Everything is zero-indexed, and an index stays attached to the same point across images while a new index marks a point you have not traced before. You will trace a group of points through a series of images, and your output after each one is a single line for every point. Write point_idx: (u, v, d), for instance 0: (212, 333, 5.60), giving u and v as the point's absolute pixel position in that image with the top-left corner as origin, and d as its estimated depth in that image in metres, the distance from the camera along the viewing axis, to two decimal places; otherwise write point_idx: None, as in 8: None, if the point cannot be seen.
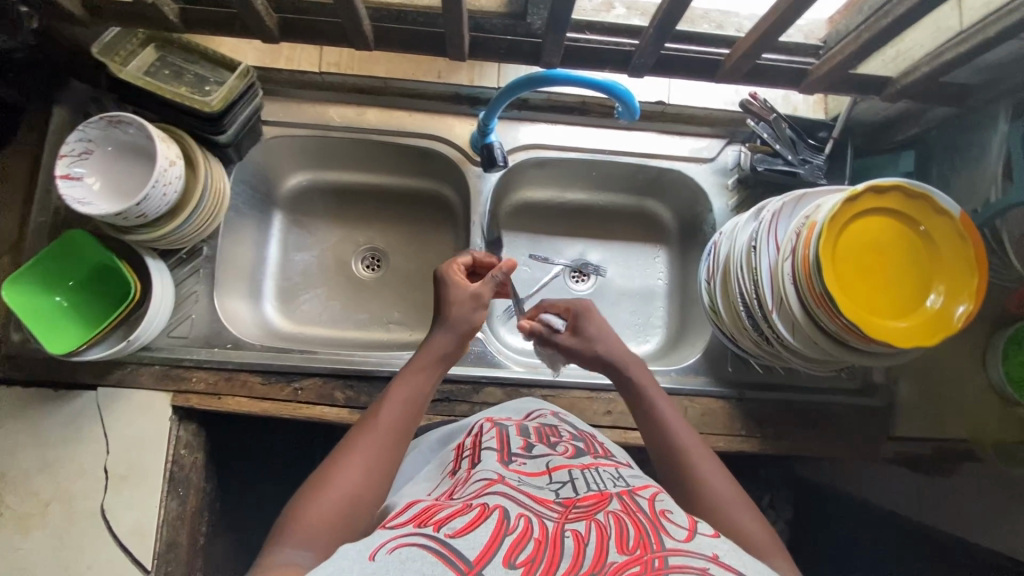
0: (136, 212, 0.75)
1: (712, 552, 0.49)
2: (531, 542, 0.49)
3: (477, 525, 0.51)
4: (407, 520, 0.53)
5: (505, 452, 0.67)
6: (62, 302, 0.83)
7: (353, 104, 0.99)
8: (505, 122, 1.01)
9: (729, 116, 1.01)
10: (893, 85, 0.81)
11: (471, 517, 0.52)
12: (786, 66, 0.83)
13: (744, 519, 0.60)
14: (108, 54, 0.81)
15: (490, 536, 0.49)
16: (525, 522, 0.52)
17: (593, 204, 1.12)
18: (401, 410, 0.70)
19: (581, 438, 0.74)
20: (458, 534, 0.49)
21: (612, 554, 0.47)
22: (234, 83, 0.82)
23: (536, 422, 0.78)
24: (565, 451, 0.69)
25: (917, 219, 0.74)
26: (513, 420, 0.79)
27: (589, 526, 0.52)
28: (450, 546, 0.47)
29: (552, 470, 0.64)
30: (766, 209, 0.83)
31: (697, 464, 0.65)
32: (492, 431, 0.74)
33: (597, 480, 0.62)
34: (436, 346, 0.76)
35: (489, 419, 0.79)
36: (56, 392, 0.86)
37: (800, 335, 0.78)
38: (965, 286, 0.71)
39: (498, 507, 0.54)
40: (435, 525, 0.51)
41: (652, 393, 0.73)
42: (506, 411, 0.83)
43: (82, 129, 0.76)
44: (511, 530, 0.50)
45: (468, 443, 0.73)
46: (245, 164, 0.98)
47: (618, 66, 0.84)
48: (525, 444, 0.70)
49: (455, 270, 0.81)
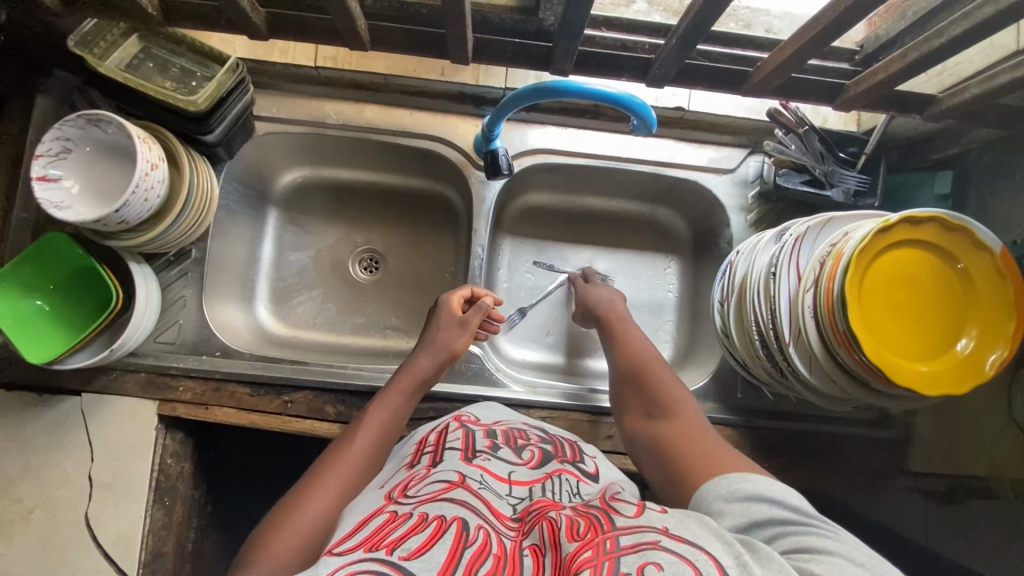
0: (116, 220, 0.71)
1: (662, 525, 0.48)
2: (490, 559, 0.46)
3: (433, 544, 0.47)
4: (357, 544, 0.47)
5: (469, 450, 0.64)
6: (44, 307, 0.80)
7: (350, 100, 0.93)
8: (513, 125, 0.95)
9: (753, 125, 0.95)
10: (937, 104, 0.75)
11: (427, 536, 0.48)
12: (821, 80, 0.76)
13: (668, 394, 0.70)
14: (86, 47, 0.75)
15: (449, 552, 0.46)
16: (485, 534, 0.49)
17: (603, 210, 1.07)
18: (376, 432, 0.68)
19: (549, 441, 0.70)
20: (414, 557, 0.45)
21: (566, 544, 0.46)
22: (221, 79, 0.76)
23: (504, 427, 0.72)
24: (531, 460, 0.64)
25: (956, 256, 0.68)
26: (482, 424, 0.72)
27: (542, 530, 0.49)
28: (406, 570, 0.43)
29: (513, 480, 0.60)
30: (789, 232, 0.77)
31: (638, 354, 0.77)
32: (458, 432, 0.68)
33: (555, 491, 0.59)
34: (416, 370, 0.76)
35: (457, 418, 0.72)
36: (40, 397, 0.83)
37: (817, 371, 0.72)
38: (999, 332, 0.66)
39: (455, 519, 0.50)
40: (388, 548, 0.46)
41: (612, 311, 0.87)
42: (477, 413, 0.76)
43: (59, 128, 0.72)
44: (470, 542, 0.47)
45: (432, 439, 0.68)
46: (236, 161, 0.93)
47: (636, 73, 0.78)
48: (491, 443, 0.66)
49: (456, 300, 0.84)
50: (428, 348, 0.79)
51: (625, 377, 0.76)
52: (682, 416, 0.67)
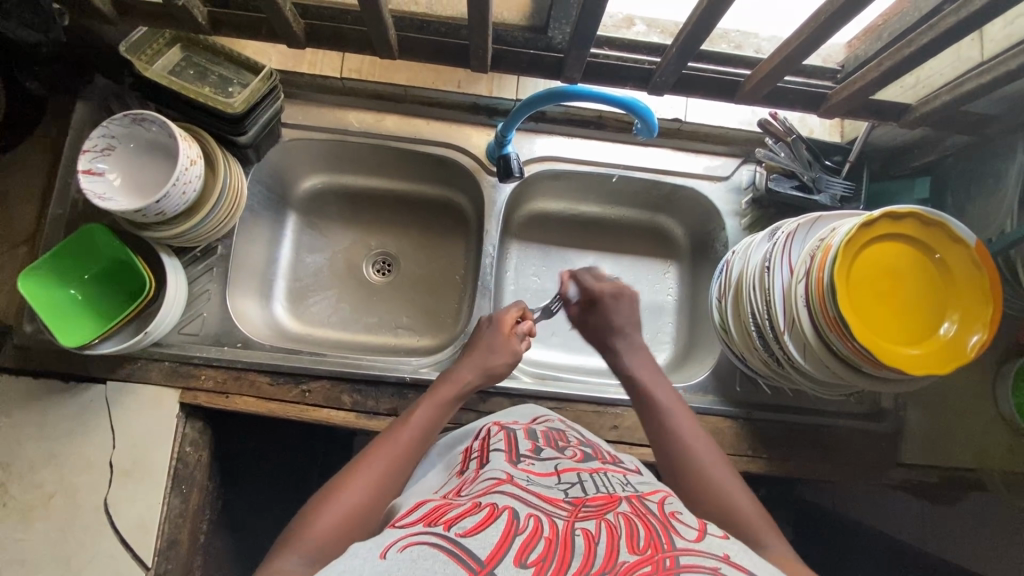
0: (155, 211, 0.76)
1: (723, 553, 0.47)
2: (542, 542, 0.45)
3: (486, 525, 0.47)
4: (417, 519, 0.50)
5: (514, 453, 0.63)
6: (77, 296, 0.84)
7: (372, 110, 1.00)
8: (522, 134, 1.02)
9: (745, 136, 1.02)
10: (912, 113, 0.83)
11: (481, 517, 0.48)
12: (805, 89, 0.84)
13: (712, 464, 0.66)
14: (134, 53, 0.82)
15: (500, 535, 0.46)
16: (535, 521, 0.48)
17: (605, 218, 1.13)
18: (417, 436, 0.70)
19: (589, 444, 0.70)
20: (469, 534, 0.46)
21: (624, 553, 0.44)
22: (256, 86, 0.83)
23: (544, 427, 0.74)
24: (574, 455, 0.65)
25: (934, 247, 0.74)
26: (521, 424, 0.75)
27: (600, 524, 0.48)
28: (460, 545, 0.44)
29: (560, 471, 0.60)
30: (780, 230, 0.83)
31: (692, 449, 0.68)
32: (500, 434, 0.69)
33: (607, 483, 0.58)
34: (457, 380, 0.79)
35: (496, 423, 0.75)
36: (66, 384, 0.87)
37: (812, 358, 0.77)
38: (979, 315, 0.71)
39: (507, 507, 0.50)
40: (444, 525, 0.48)
41: (653, 386, 0.77)
42: (513, 416, 0.79)
43: (106, 126, 0.79)
44: (521, 530, 0.47)
45: (477, 446, 0.69)
46: (262, 165, 0.99)
47: (638, 83, 0.85)
48: (534, 446, 0.66)
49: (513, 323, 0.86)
50: (474, 361, 0.82)
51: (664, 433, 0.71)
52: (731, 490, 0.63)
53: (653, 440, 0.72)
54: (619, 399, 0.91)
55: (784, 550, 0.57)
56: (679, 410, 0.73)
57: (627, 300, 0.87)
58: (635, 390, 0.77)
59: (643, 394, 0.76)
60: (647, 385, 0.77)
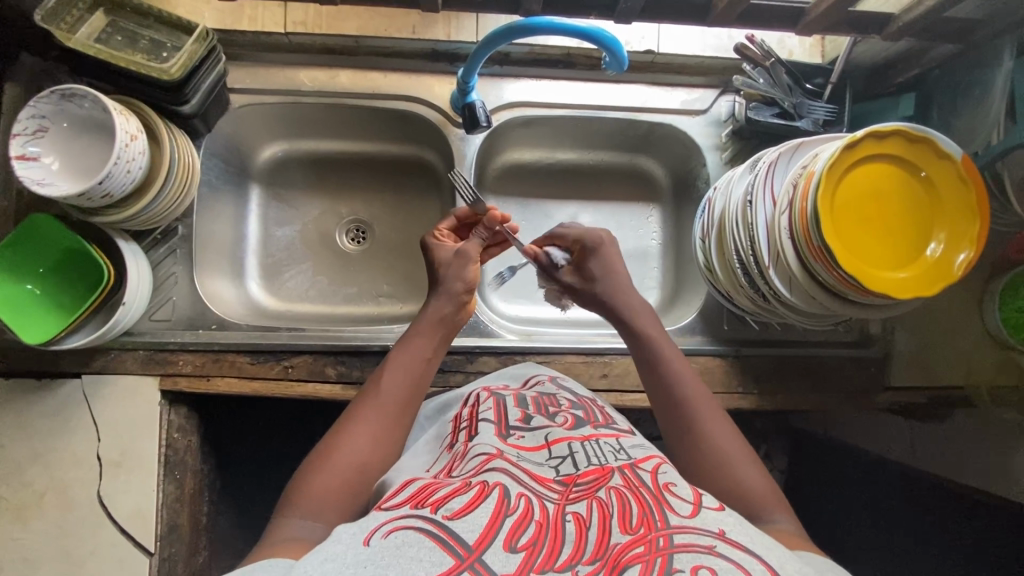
0: (100, 192, 0.71)
1: (718, 529, 0.45)
2: (532, 525, 0.45)
3: (475, 506, 0.46)
4: (403, 500, 0.49)
5: (503, 426, 0.62)
6: (34, 291, 0.81)
7: (325, 66, 0.94)
8: (487, 79, 0.96)
9: (722, 64, 0.97)
10: (895, 23, 0.78)
11: (470, 497, 0.47)
12: (781, 6, 0.79)
13: (720, 441, 0.62)
14: (53, 21, 0.75)
15: (490, 516, 0.45)
16: (526, 501, 0.47)
17: (584, 163, 1.08)
18: (403, 380, 0.67)
19: (580, 406, 0.69)
20: (456, 517, 0.45)
21: (616, 534, 0.44)
22: (192, 48, 0.77)
23: (534, 392, 0.73)
24: (565, 422, 0.63)
25: (918, 163, 0.71)
26: (511, 390, 0.74)
27: (591, 506, 0.47)
28: (448, 529, 0.43)
29: (551, 443, 0.58)
30: (762, 160, 0.80)
31: (699, 419, 0.64)
32: (489, 401, 0.68)
33: (598, 451, 0.57)
34: (433, 313, 0.73)
35: (485, 388, 0.74)
36: (40, 382, 0.84)
37: (796, 289, 0.75)
38: (965, 233, 0.70)
39: (498, 483, 0.49)
40: (432, 506, 0.47)
41: (660, 349, 0.70)
42: (502, 381, 0.79)
43: (33, 105, 0.73)
44: (511, 510, 0.46)
45: (465, 415, 0.68)
46: (214, 135, 0.93)
47: (603, 12, 0.79)
48: (523, 415, 0.65)
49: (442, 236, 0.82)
50: (444, 288, 0.74)
51: (668, 401, 0.66)
52: (735, 472, 0.60)
53: (658, 406, 0.67)
54: (607, 348, 0.90)
55: (786, 521, 0.57)
56: (691, 374, 0.68)
57: (608, 245, 0.79)
58: (642, 348, 0.71)
59: (653, 358, 0.70)
60: (656, 349, 0.70)
